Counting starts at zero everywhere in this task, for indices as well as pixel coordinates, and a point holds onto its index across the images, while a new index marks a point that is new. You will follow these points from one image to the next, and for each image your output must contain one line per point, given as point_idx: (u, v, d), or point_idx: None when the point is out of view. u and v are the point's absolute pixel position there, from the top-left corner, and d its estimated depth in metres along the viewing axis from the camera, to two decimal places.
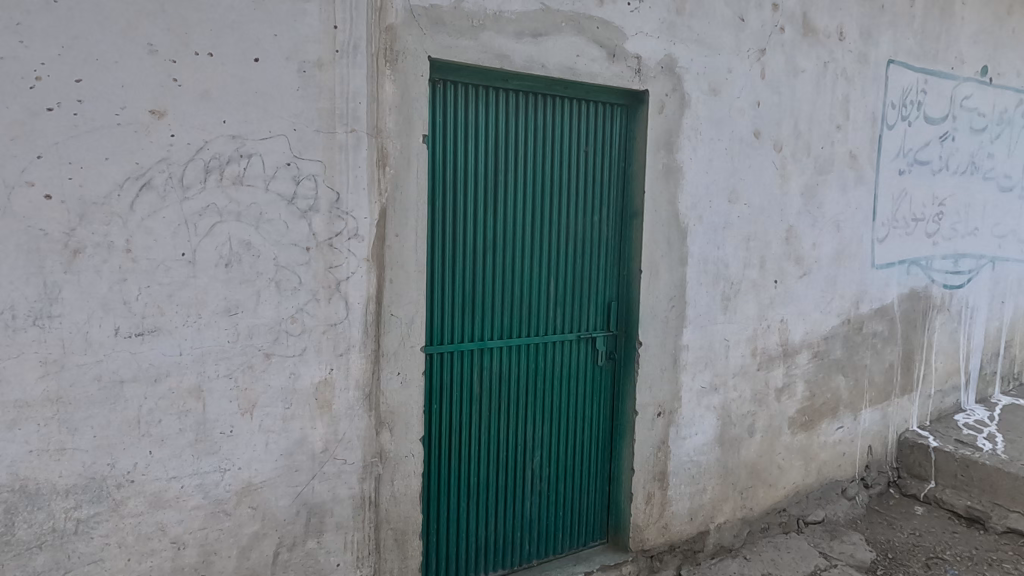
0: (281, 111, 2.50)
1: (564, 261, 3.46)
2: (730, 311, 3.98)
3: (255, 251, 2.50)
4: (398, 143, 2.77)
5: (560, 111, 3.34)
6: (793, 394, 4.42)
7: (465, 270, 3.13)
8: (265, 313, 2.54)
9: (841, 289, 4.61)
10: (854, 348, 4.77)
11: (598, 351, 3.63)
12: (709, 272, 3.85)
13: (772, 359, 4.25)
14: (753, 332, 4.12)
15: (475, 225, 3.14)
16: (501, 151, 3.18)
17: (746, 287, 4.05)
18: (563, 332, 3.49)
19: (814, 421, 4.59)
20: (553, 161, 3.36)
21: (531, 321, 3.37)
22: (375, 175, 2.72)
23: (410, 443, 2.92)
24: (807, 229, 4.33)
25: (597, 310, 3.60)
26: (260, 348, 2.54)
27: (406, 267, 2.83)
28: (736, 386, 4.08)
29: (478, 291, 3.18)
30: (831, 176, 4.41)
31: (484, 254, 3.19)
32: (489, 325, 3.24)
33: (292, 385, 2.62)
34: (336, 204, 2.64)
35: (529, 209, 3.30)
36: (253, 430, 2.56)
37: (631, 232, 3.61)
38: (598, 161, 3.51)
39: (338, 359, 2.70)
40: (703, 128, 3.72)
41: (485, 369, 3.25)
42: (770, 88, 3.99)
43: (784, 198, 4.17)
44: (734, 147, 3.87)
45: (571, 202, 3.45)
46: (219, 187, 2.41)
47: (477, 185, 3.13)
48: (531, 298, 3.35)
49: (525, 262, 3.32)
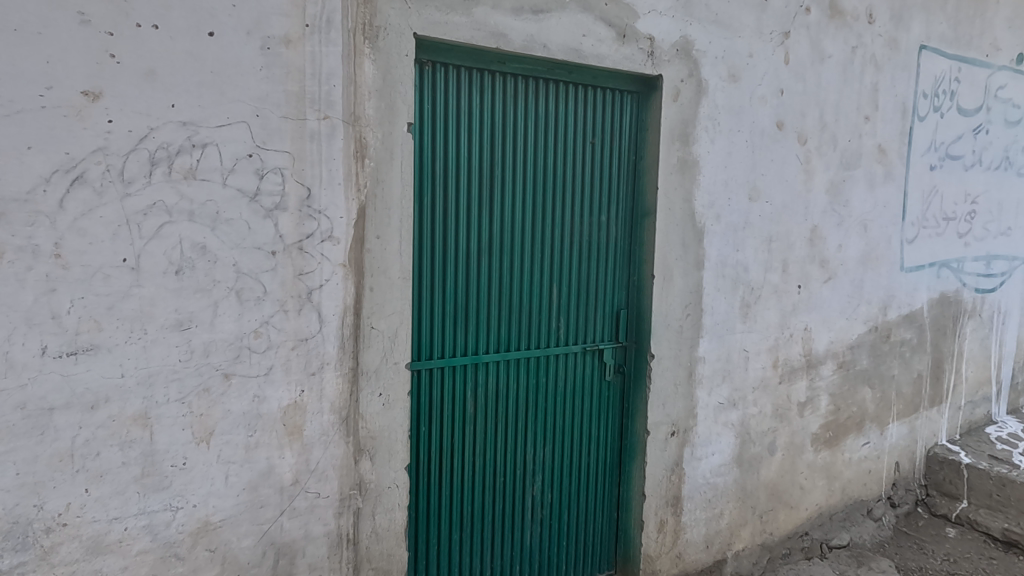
0: (241, 95, 2.17)
1: (568, 265, 3.12)
2: (750, 319, 3.63)
3: (211, 256, 2.16)
4: (379, 132, 2.43)
5: (564, 98, 3.00)
6: (817, 408, 4.08)
7: (458, 276, 2.80)
8: (224, 328, 2.21)
9: (868, 295, 4.26)
10: (882, 358, 4.42)
11: (606, 365, 3.29)
12: (727, 276, 3.50)
13: (794, 371, 3.91)
14: (775, 341, 3.77)
15: (468, 226, 2.81)
16: (498, 143, 2.84)
17: (767, 293, 3.70)
18: (567, 344, 3.15)
19: (839, 437, 4.24)
20: (556, 154, 3.02)
21: (531, 332, 3.03)
22: (352, 169, 2.39)
23: (393, 472, 2.59)
24: (832, 229, 3.98)
25: (605, 320, 3.26)
26: (218, 368, 2.21)
27: (388, 273, 2.50)
28: (756, 401, 3.74)
29: (472, 300, 2.84)
30: (859, 172, 4.06)
31: (478, 259, 2.85)
32: (484, 337, 2.91)
33: (257, 410, 2.29)
34: (307, 202, 2.31)
35: (529, 208, 2.97)
36: (210, 462, 2.23)
37: (642, 233, 3.27)
38: (607, 155, 3.17)
39: (311, 379, 2.37)
40: (722, 118, 3.37)
41: (480, 386, 2.92)
42: (794, 76, 3.64)
43: (809, 196, 3.82)
44: (756, 139, 3.52)
45: (576, 199, 3.11)
46: (168, 182, 2.08)
47: (470, 180, 2.79)
48: (531, 306, 3.02)
49: (524, 266, 2.98)
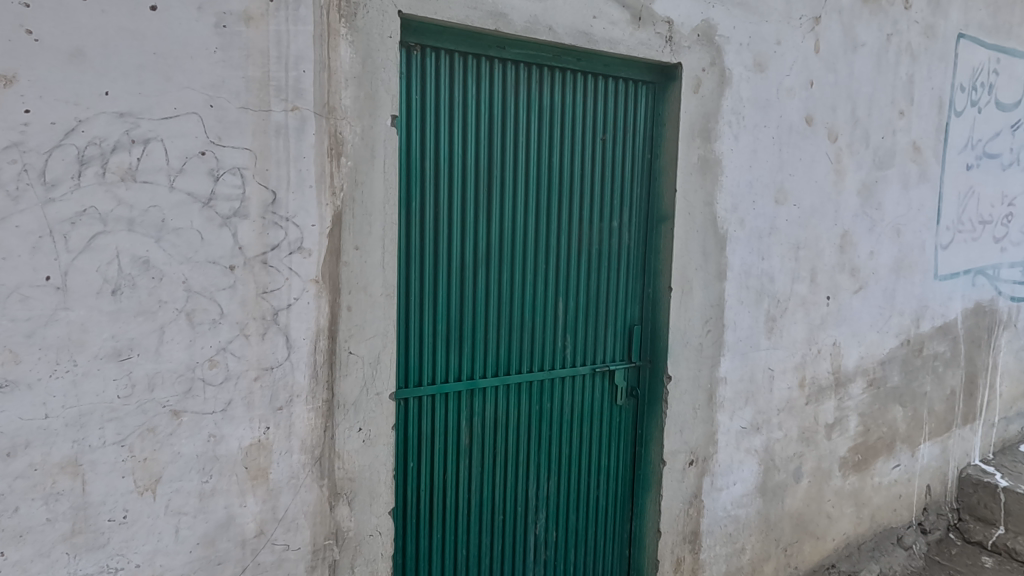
0: (190, 80, 1.82)
1: (576, 278, 2.78)
2: (775, 335, 3.30)
3: (156, 272, 1.83)
4: (358, 126, 2.09)
5: (571, 90, 2.66)
6: (845, 430, 3.74)
7: (450, 291, 2.46)
8: (172, 357, 1.87)
9: (901, 305, 3.91)
10: (914, 374, 4.07)
11: (618, 388, 2.95)
12: (752, 287, 3.17)
13: (822, 391, 3.57)
14: (801, 358, 3.43)
15: (462, 234, 2.47)
16: (497, 140, 2.51)
17: (794, 306, 3.36)
18: (574, 365, 2.82)
19: (868, 460, 3.89)
20: (563, 152, 2.68)
21: (534, 353, 2.70)
22: (327, 169, 2.05)
23: (375, 518, 2.25)
24: (864, 234, 3.63)
25: (616, 338, 2.92)
26: (164, 404, 1.87)
27: (369, 290, 2.16)
28: (781, 424, 3.40)
29: (467, 318, 2.51)
30: (892, 172, 3.71)
31: (474, 272, 2.51)
32: (481, 358, 2.57)
33: (212, 452, 1.95)
34: (271, 208, 1.97)
35: (532, 214, 2.63)
36: (156, 514, 1.89)
37: (657, 241, 2.93)
38: (619, 153, 2.83)
39: (277, 415, 2.04)
40: (747, 112, 3.03)
41: (475, 415, 2.59)
42: (825, 65, 3.29)
43: (840, 198, 3.47)
44: (784, 135, 3.18)
45: (585, 203, 2.77)
46: (101, 185, 1.74)
47: (464, 183, 2.45)
48: (534, 322, 2.68)
49: (527, 280, 2.64)
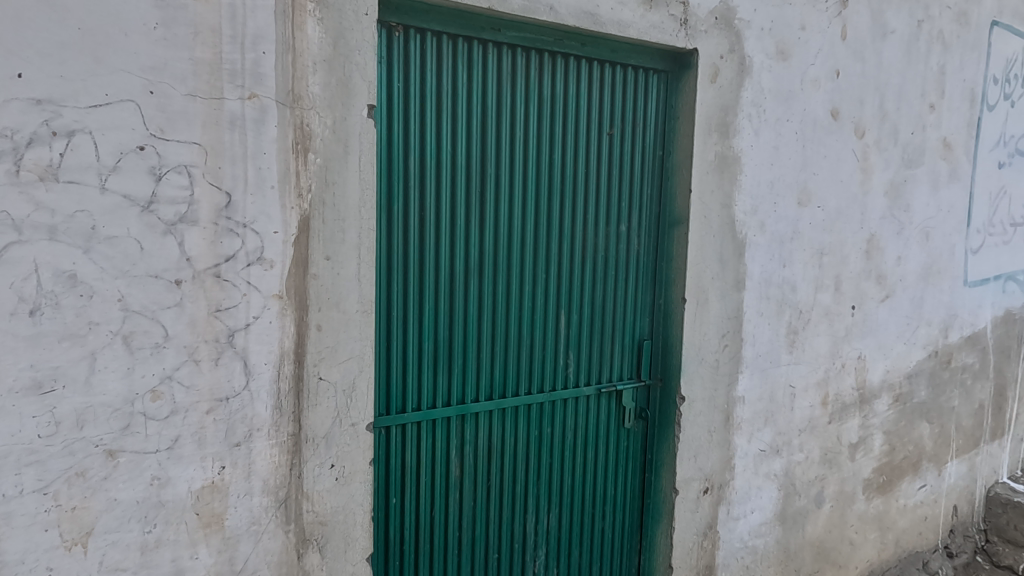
0: (124, 61, 1.53)
1: (579, 288, 2.50)
2: (797, 349, 3.02)
3: (84, 288, 1.54)
4: (329, 117, 1.81)
5: (575, 79, 2.38)
6: (870, 450, 3.45)
7: (438, 306, 2.18)
8: (105, 388, 1.58)
9: (929, 314, 3.62)
10: (942, 388, 3.78)
11: (626, 410, 2.67)
12: (772, 297, 2.89)
13: (846, 408, 3.29)
14: (824, 374, 3.16)
15: (451, 241, 2.19)
16: (490, 135, 2.23)
17: (817, 317, 3.08)
18: (577, 386, 2.54)
19: (893, 481, 3.61)
20: (565, 149, 2.40)
21: (532, 373, 2.42)
22: (292, 167, 1.77)
23: (350, 565, 1.98)
24: (891, 238, 3.34)
25: (623, 355, 2.64)
26: (97, 444, 1.59)
27: (343, 307, 1.88)
28: (802, 446, 3.12)
29: (456, 336, 2.23)
30: (921, 170, 3.42)
31: (465, 283, 2.23)
32: (473, 380, 2.29)
33: (156, 497, 1.67)
34: (226, 213, 1.69)
35: (530, 218, 2.34)
36: (88, 571, 1.61)
37: (670, 247, 2.65)
38: (627, 150, 2.55)
39: (234, 452, 1.76)
40: (768, 105, 2.74)
41: (467, 443, 2.31)
42: (852, 54, 3.00)
43: (867, 200, 3.19)
44: (808, 130, 2.90)
45: (590, 206, 2.48)
46: (14, 186, 1.46)
47: (454, 184, 2.17)
48: (533, 339, 2.40)
49: (524, 292, 2.36)
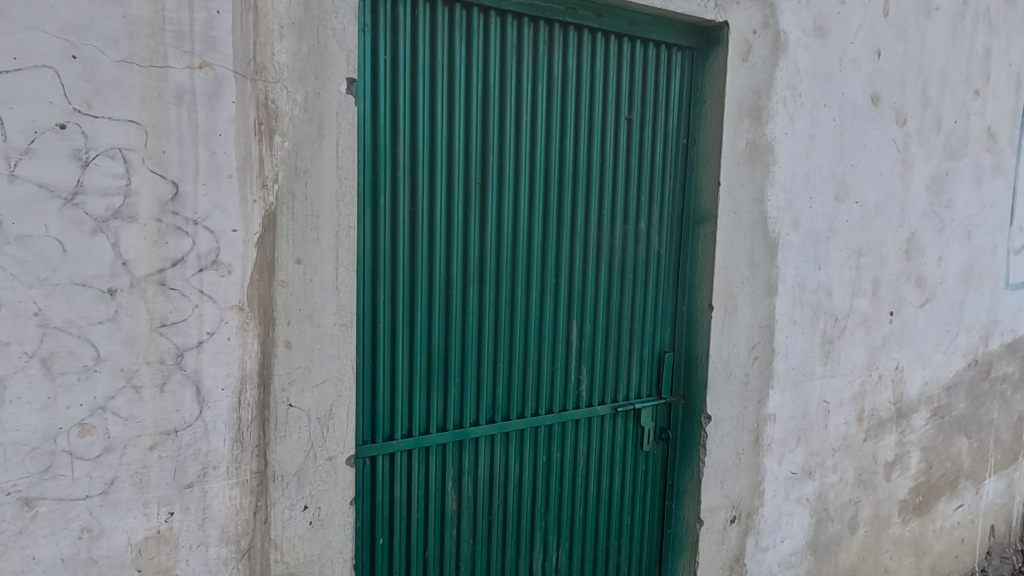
0: (39, 18, 1.23)
1: (593, 295, 2.20)
2: (832, 361, 2.73)
3: None
4: (299, 92, 1.50)
5: (589, 55, 2.08)
6: (906, 469, 3.15)
7: (432, 317, 1.89)
8: (18, 423, 1.28)
9: (970, 321, 3.31)
10: (981, 400, 3.48)
11: (645, 431, 2.38)
12: (806, 303, 2.59)
13: (882, 424, 2.99)
14: (860, 388, 2.86)
15: (448, 241, 1.89)
16: (492, 119, 1.93)
17: (853, 324, 2.79)
18: (590, 405, 2.24)
19: (930, 502, 3.31)
20: (578, 136, 2.10)
21: (540, 392, 2.12)
22: (254, 152, 1.46)
23: None
24: (932, 238, 3.03)
25: (642, 369, 2.35)
26: (10, 492, 1.29)
27: (317, 319, 1.58)
28: (836, 467, 2.83)
29: (453, 351, 1.94)
30: (964, 163, 3.10)
31: (463, 291, 1.94)
32: (472, 401, 2.00)
33: (88, 553, 1.37)
34: (172, 207, 1.39)
35: (538, 214, 2.04)
36: None
37: (695, 248, 2.35)
38: (647, 137, 2.25)
39: (185, 496, 1.46)
40: (804, 87, 2.44)
41: (465, 473, 2.01)
42: (894, 32, 2.69)
43: (908, 195, 2.88)
44: (846, 118, 2.59)
45: (606, 200, 2.18)
46: None
47: (450, 175, 1.87)
48: (540, 352, 2.11)
49: (531, 300, 2.06)
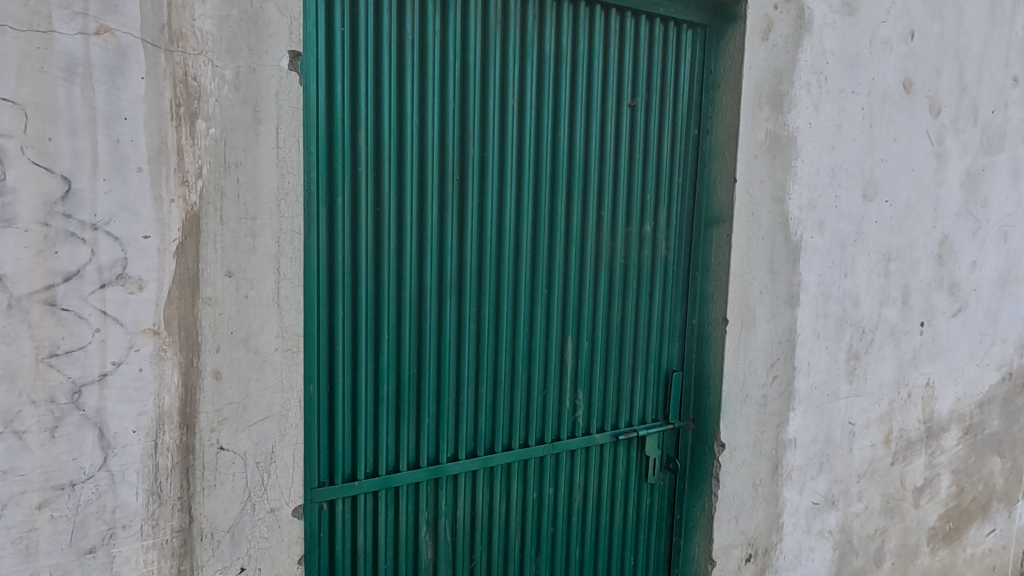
0: None
1: (591, 309, 1.92)
2: (858, 378, 2.45)
3: None
4: (229, 67, 1.22)
5: (586, 32, 1.80)
6: (936, 494, 2.87)
7: (401, 336, 1.62)
8: None
9: (1005, 330, 3.01)
10: (1015, 416, 3.19)
11: (650, 459, 2.11)
12: (830, 315, 2.31)
13: (911, 446, 2.71)
14: (887, 407, 2.58)
15: (421, 248, 1.62)
16: (472, 104, 1.65)
17: (881, 337, 2.51)
18: (589, 434, 1.96)
19: (960, 529, 3.03)
20: (573, 125, 1.82)
21: (530, 420, 1.85)
22: (170, 140, 1.18)
23: None
24: (967, 240, 2.74)
25: (647, 391, 2.08)
26: None
27: (255, 344, 1.30)
28: (861, 494, 2.55)
29: (427, 376, 1.67)
30: (1002, 158, 2.80)
31: (438, 306, 1.66)
32: (450, 433, 1.73)
33: None
34: (63, 208, 1.11)
35: (526, 216, 1.77)
36: None
37: (707, 254, 2.07)
38: (654, 128, 1.97)
39: (86, 563, 1.18)
40: (829, 71, 2.16)
41: (443, 516, 1.75)
42: (929, 11, 2.41)
43: (942, 193, 2.59)
44: (876, 106, 2.31)
45: (606, 200, 1.90)
46: None
47: (422, 170, 1.60)
48: (530, 374, 1.84)
49: (519, 314, 1.79)
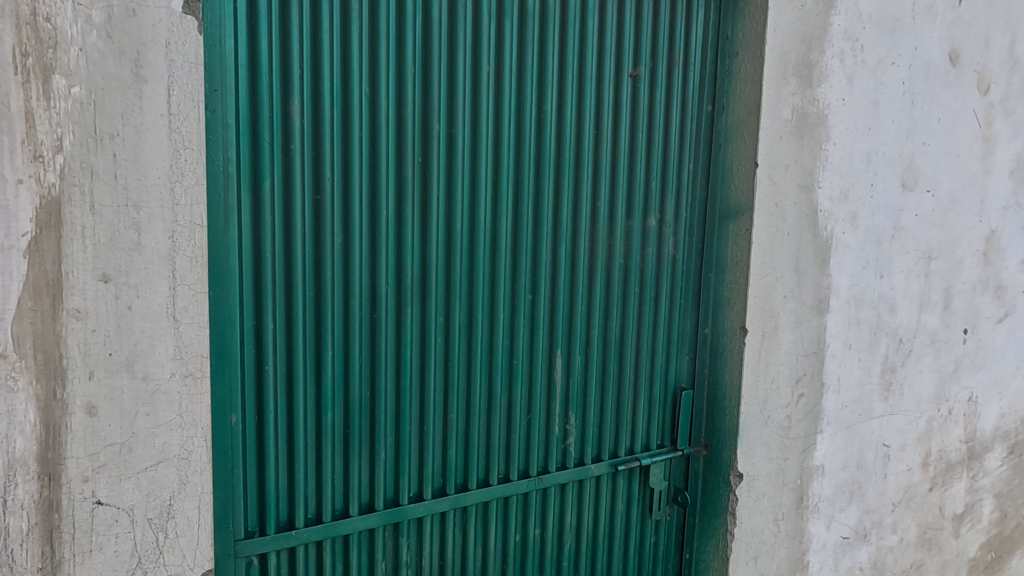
0: None
1: (584, 317, 1.62)
2: (893, 394, 2.14)
3: None
4: (97, 6, 0.93)
5: None
6: (978, 521, 2.55)
7: (349, 353, 1.32)
8: None
9: None
10: None
11: (656, 493, 1.82)
12: (863, 322, 2.01)
13: (951, 469, 2.40)
14: (926, 426, 2.27)
15: (372, 246, 1.32)
16: (437, 69, 1.35)
17: (920, 347, 2.19)
18: (582, 464, 1.67)
19: (1002, 558, 2.71)
20: (562, 97, 1.52)
21: (511, 449, 1.56)
22: (15, 101, 0.88)
23: None
24: (1016, 236, 2.41)
25: (651, 413, 1.78)
26: None
27: (142, 369, 1.01)
28: (896, 525, 2.24)
29: (382, 401, 1.37)
30: None
31: (396, 316, 1.37)
32: (412, 468, 1.44)
33: None
34: None
35: (505, 206, 1.47)
36: None
37: (721, 254, 1.80)
38: (660, 103, 1.66)
39: None
40: (866, 38, 1.86)
41: (405, 567, 1.46)
42: None
43: (989, 182, 2.26)
44: (919, 81, 1.99)
45: (602, 187, 1.60)
46: None
47: (373, 149, 1.30)
48: (511, 395, 1.54)
49: (497, 325, 1.50)
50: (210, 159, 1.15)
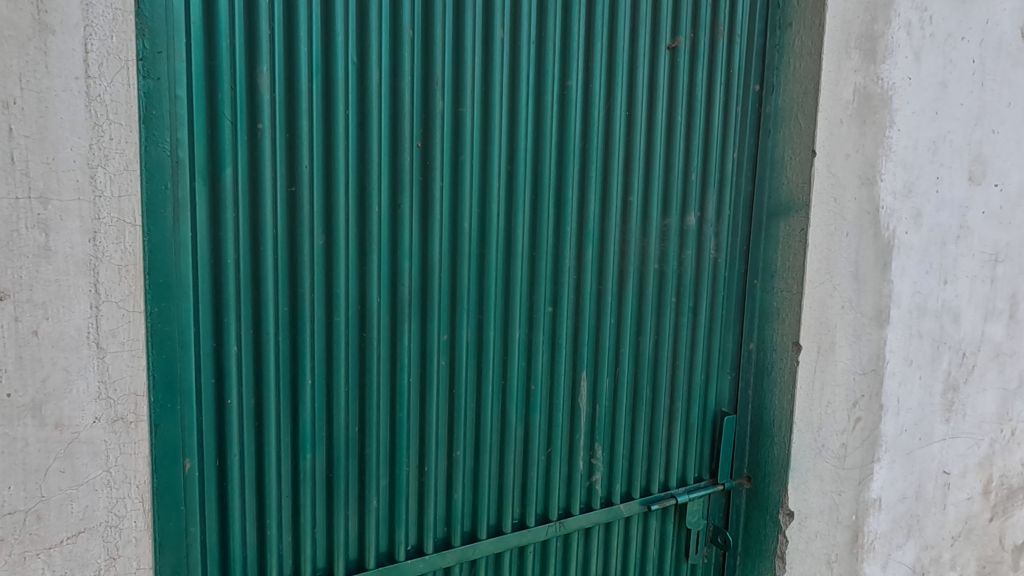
0: None
1: (614, 332, 1.38)
2: (955, 415, 1.88)
3: None
4: None
5: None
6: None
7: (333, 381, 1.08)
8: None
9: None
10: None
11: (692, 534, 1.58)
12: (925, 336, 1.77)
13: (1016, 495, 2.13)
14: (989, 451, 1.99)
15: (361, 250, 1.08)
16: (440, 33, 1.11)
17: (984, 363, 1.91)
18: (611, 503, 1.43)
19: None
20: (590, 72, 1.27)
21: (528, 488, 1.32)
22: None
23: None
24: None
25: (689, 442, 1.54)
26: None
27: (54, 413, 0.77)
28: (955, 560, 1.99)
29: (374, 437, 1.13)
30: None
31: (391, 335, 1.13)
32: (411, 515, 1.20)
33: None
34: None
35: (522, 202, 1.23)
36: None
37: (769, 258, 1.55)
38: (701, 80, 1.41)
39: None
40: (934, 8, 1.63)
41: None
42: None
43: None
44: (989, 54, 1.71)
45: (635, 179, 1.35)
46: None
47: (362, 132, 1.06)
48: (528, 425, 1.30)
49: (512, 343, 1.25)
50: (153, 139, 0.91)
